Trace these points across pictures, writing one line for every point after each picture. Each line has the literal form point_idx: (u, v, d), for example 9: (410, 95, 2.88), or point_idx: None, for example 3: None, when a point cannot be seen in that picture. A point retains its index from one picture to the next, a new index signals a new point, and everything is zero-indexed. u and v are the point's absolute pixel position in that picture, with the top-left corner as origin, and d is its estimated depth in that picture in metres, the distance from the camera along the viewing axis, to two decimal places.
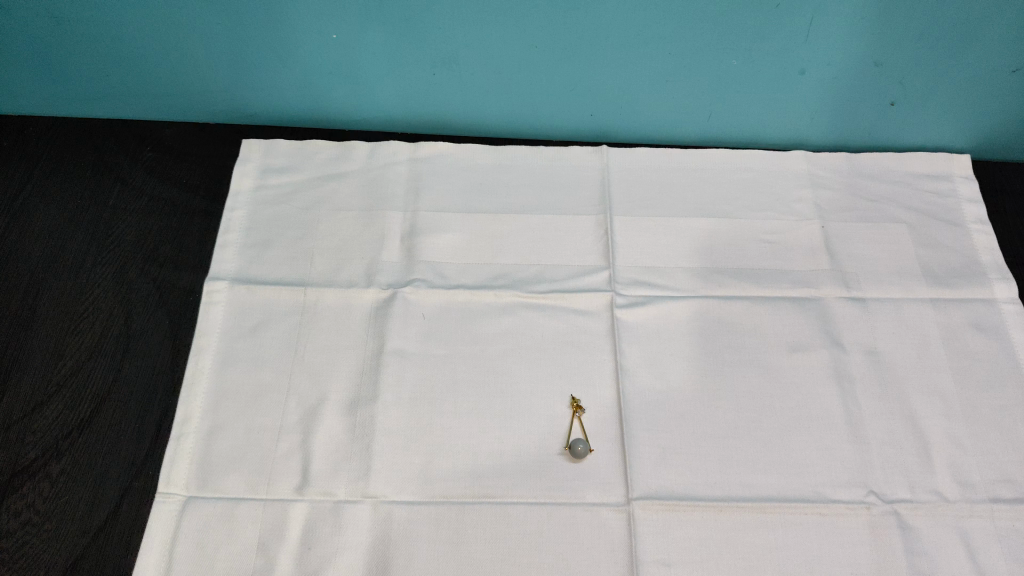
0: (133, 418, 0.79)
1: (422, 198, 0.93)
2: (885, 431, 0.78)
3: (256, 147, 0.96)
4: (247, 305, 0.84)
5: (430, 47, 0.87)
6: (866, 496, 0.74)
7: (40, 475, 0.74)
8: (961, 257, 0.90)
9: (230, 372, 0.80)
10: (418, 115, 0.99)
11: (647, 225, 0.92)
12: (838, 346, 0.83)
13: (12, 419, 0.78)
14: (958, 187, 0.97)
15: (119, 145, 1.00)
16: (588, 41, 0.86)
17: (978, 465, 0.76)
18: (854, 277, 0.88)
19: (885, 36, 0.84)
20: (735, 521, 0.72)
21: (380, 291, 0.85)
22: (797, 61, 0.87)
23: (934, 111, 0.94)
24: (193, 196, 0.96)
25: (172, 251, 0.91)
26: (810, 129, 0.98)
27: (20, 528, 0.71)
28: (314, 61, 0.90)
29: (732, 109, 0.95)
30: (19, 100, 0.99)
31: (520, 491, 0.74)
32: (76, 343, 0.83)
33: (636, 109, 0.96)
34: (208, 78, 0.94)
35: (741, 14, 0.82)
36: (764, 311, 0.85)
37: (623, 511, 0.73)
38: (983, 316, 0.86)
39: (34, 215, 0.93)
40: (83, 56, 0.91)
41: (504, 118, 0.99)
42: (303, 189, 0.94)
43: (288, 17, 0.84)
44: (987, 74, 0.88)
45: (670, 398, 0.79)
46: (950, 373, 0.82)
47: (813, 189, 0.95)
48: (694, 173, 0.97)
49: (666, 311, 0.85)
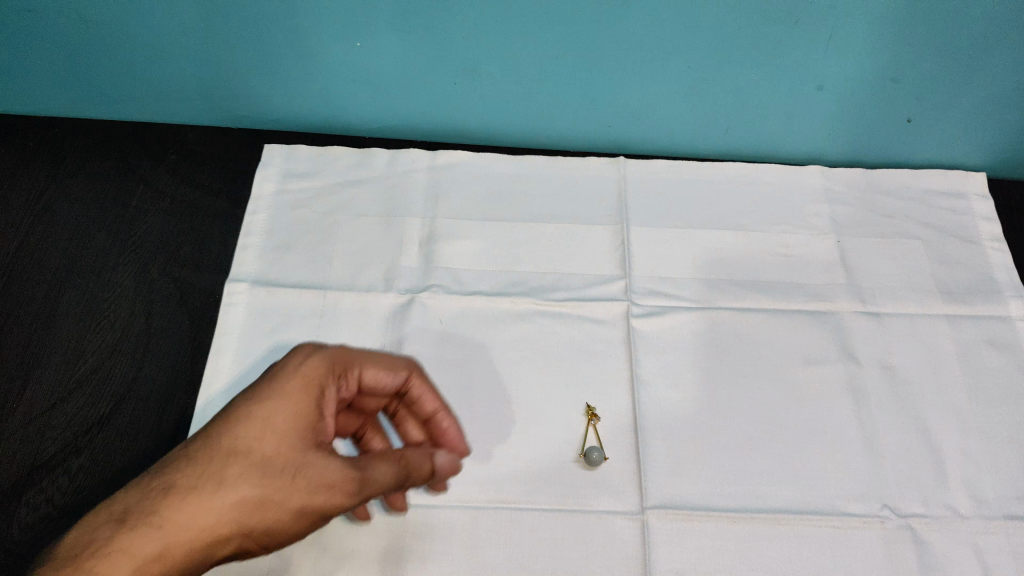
0: (152, 415, 0.79)
1: (441, 206, 0.94)
2: (899, 445, 0.78)
3: (278, 153, 0.97)
4: (267, 307, 0.85)
5: (452, 56, 0.88)
6: (880, 510, 0.74)
7: (59, 470, 0.75)
8: (977, 275, 0.91)
9: (248, 372, 0.81)
10: (439, 123, 1.00)
11: (664, 236, 0.93)
12: (853, 360, 0.83)
13: (33, 414, 0.79)
14: (974, 205, 0.97)
15: (143, 147, 1.01)
16: (608, 53, 0.87)
17: (993, 482, 0.76)
18: (870, 292, 0.88)
19: (902, 54, 0.84)
20: (749, 532, 0.72)
21: (398, 296, 0.86)
22: (815, 76, 0.88)
23: (951, 128, 0.94)
24: (215, 199, 0.97)
25: (193, 253, 0.92)
26: (827, 145, 0.99)
27: (38, 522, 0.72)
28: (338, 68, 0.91)
29: (748, 123, 0.96)
30: (46, 101, 1.00)
31: (535, 497, 0.74)
32: (97, 341, 0.84)
33: (655, 121, 0.97)
34: (232, 83, 0.96)
35: (761, 29, 0.83)
36: (780, 323, 0.86)
37: (637, 519, 0.73)
38: (999, 333, 0.86)
39: (59, 216, 0.95)
40: (109, 58, 0.93)
41: (524, 128, 1.00)
42: (323, 194, 0.95)
43: (313, 26, 0.86)
44: (1004, 93, 0.89)
45: (686, 408, 0.80)
46: (965, 389, 0.82)
47: (830, 204, 0.96)
48: (711, 186, 0.97)
49: (681, 322, 0.85)
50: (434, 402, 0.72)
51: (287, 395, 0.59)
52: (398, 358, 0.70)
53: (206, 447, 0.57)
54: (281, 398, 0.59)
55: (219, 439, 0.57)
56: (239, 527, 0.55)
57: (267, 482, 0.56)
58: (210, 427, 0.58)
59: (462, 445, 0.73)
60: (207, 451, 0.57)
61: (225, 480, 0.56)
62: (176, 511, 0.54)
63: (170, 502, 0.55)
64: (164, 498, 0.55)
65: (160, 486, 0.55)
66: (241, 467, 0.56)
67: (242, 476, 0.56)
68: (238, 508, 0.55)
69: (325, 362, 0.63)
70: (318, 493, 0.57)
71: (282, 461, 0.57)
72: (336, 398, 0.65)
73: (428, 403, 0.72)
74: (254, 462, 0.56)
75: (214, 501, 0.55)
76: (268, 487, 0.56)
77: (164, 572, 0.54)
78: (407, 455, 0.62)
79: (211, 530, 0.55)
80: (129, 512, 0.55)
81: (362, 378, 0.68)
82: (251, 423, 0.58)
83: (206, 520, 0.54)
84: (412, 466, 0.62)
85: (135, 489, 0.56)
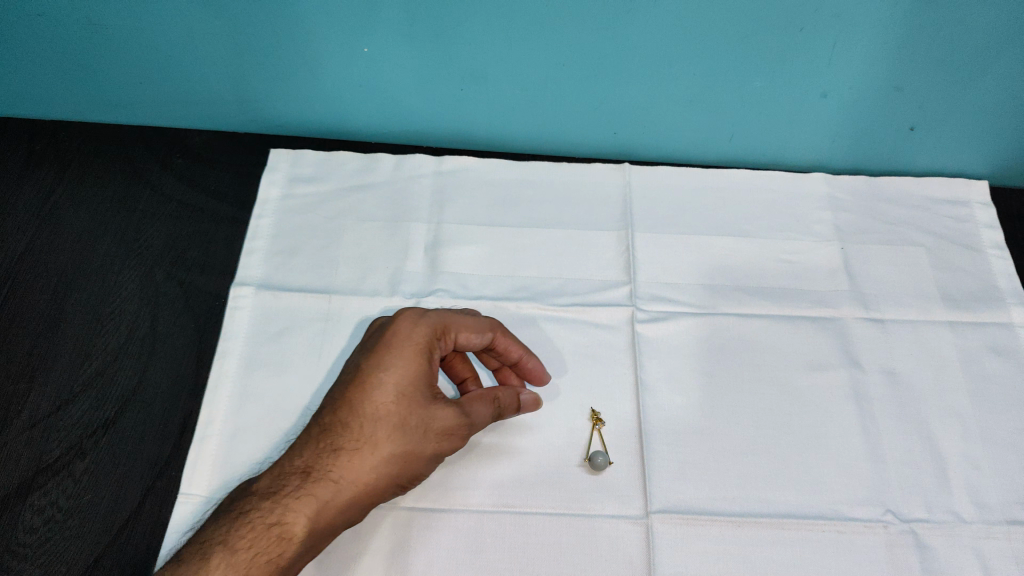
0: (157, 418, 0.80)
1: (446, 211, 0.94)
2: (902, 451, 0.78)
3: (285, 157, 0.97)
4: (272, 310, 0.86)
5: (458, 63, 0.89)
6: (883, 515, 0.74)
7: (64, 473, 0.76)
8: (979, 282, 0.91)
9: (254, 375, 0.81)
10: (445, 128, 1.01)
11: (668, 242, 0.93)
12: (856, 366, 0.84)
13: (39, 417, 0.79)
14: (976, 213, 0.97)
15: (149, 152, 1.02)
16: (613, 60, 0.87)
17: (995, 487, 0.76)
18: (873, 299, 0.89)
19: (905, 62, 0.85)
20: (753, 537, 0.73)
21: (403, 300, 0.87)
22: (819, 84, 0.89)
23: (954, 136, 0.95)
24: (220, 204, 0.97)
25: (199, 257, 0.93)
26: (830, 152, 0.99)
27: (43, 524, 0.72)
28: (345, 74, 0.92)
29: (753, 130, 0.97)
30: (53, 105, 1.01)
31: (540, 501, 0.74)
32: (103, 344, 0.85)
33: (659, 128, 0.98)
34: (239, 88, 0.96)
35: (766, 38, 0.83)
36: (784, 329, 0.86)
37: (641, 523, 0.73)
38: (1002, 340, 0.86)
39: (65, 220, 0.96)
40: (116, 63, 0.93)
41: (529, 133, 1.00)
42: (329, 199, 0.95)
43: (320, 32, 0.86)
44: (1006, 102, 0.90)
45: (690, 413, 0.80)
46: (967, 395, 0.82)
47: (833, 211, 0.96)
48: (715, 193, 0.98)
49: (685, 327, 0.86)
50: (518, 351, 0.78)
51: (410, 357, 0.71)
52: (478, 317, 0.75)
53: (357, 408, 0.69)
54: (406, 360, 0.71)
55: (363, 406, 0.69)
56: (390, 475, 0.69)
57: (409, 437, 0.69)
58: (355, 389, 0.70)
59: (543, 377, 0.79)
60: (356, 416, 0.69)
61: (377, 438, 0.68)
62: (344, 465, 0.68)
63: (339, 457, 0.68)
64: (334, 453, 0.68)
65: (326, 444, 0.69)
66: (388, 424, 0.69)
67: (391, 432, 0.69)
68: (389, 461, 0.68)
69: (430, 326, 0.73)
70: (447, 441, 0.71)
71: (414, 415, 0.69)
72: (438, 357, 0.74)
73: (512, 352, 0.77)
74: (396, 421, 0.69)
75: (371, 455, 0.68)
76: (412, 441, 0.69)
77: (335, 514, 0.67)
78: (500, 394, 0.74)
79: (370, 479, 0.68)
80: (307, 467, 0.68)
81: (461, 342, 0.75)
82: (390, 386, 0.70)
83: (366, 470, 0.68)
84: (503, 402, 0.73)
85: (307, 446, 0.69)
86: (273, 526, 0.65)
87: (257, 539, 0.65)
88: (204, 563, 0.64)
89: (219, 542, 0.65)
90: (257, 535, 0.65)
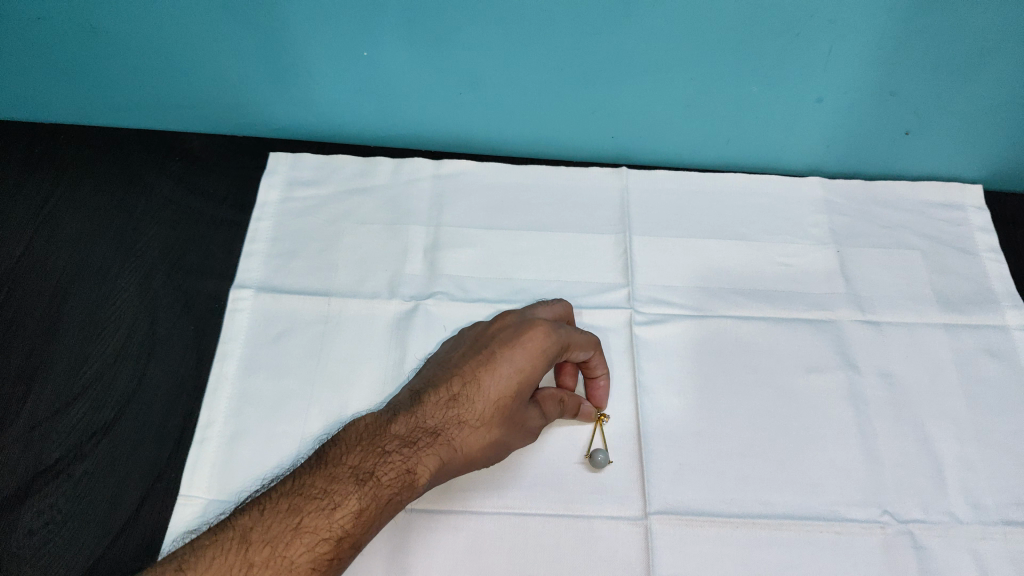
0: (157, 420, 0.80)
1: (445, 214, 0.95)
2: (898, 453, 0.79)
3: (284, 160, 0.98)
4: (272, 313, 0.86)
5: (457, 67, 0.89)
6: (880, 516, 0.75)
7: (63, 476, 0.76)
8: (974, 285, 0.92)
9: (254, 378, 0.81)
10: (444, 132, 1.01)
11: (665, 245, 0.94)
12: (853, 368, 0.84)
13: (37, 420, 0.79)
14: (970, 216, 0.98)
15: (147, 155, 1.02)
16: (612, 64, 0.88)
17: (991, 488, 0.77)
18: (869, 302, 0.90)
19: (900, 67, 0.86)
20: (750, 538, 0.73)
21: (402, 303, 0.87)
22: (815, 88, 0.89)
23: (948, 140, 0.96)
24: (219, 207, 0.98)
25: (198, 259, 0.93)
26: (826, 156, 1.00)
27: (42, 527, 0.72)
28: (344, 78, 0.92)
29: (750, 134, 0.97)
30: (51, 108, 1.01)
31: (538, 503, 0.74)
32: (103, 347, 0.85)
33: (657, 132, 0.98)
34: (239, 92, 0.96)
35: (763, 42, 0.84)
36: (781, 332, 0.87)
37: (640, 525, 0.74)
38: (996, 342, 0.87)
39: (63, 224, 0.96)
40: (115, 66, 0.93)
41: (528, 137, 1.01)
42: (328, 202, 0.95)
43: (319, 36, 0.86)
44: (999, 107, 0.90)
45: (687, 416, 0.80)
46: (962, 397, 0.83)
47: (828, 214, 0.97)
48: (711, 197, 0.98)
49: (682, 330, 0.86)
50: (601, 369, 0.80)
51: (543, 360, 0.73)
52: (586, 333, 0.77)
53: (489, 386, 0.71)
54: (540, 361, 0.73)
55: (491, 386, 0.71)
56: (483, 457, 0.72)
57: (513, 427, 0.72)
58: (490, 369, 0.72)
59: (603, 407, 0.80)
60: (484, 394, 0.71)
61: (496, 420, 0.71)
62: (465, 435, 0.70)
63: (464, 425, 0.70)
64: (459, 421, 0.70)
65: (455, 409, 0.71)
66: (508, 410, 0.72)
67: (507, 418, 0.72)
68: (489, 446, 0.71)
69: (560, 341, 0.74)
70: (527, 436, 0.75)
71: (521, 411, 0.73)
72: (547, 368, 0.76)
73: (597, 369, 0.79)
74: (514, 410, 0.72)
75: (484, 435, 0.71)
76: (515, 430, 0.73)
77: (435, 480, 0.70)
78: (566, 396, 0.76)
79: (477, 452, 0.71)
80: (437, 425, 0.70)
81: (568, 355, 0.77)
82: (521, 378, 0.72)
83: (479, 445, 0.71)
84: (569, 406, 0.77)
85: (437, 406, 0.71)
86: (407, 473, 0.67)
87: (394, 480, 0.66)
88: (352, 491, 0.64)
89: (363, 473, 0.65)
90: (393, 476, 0.66)
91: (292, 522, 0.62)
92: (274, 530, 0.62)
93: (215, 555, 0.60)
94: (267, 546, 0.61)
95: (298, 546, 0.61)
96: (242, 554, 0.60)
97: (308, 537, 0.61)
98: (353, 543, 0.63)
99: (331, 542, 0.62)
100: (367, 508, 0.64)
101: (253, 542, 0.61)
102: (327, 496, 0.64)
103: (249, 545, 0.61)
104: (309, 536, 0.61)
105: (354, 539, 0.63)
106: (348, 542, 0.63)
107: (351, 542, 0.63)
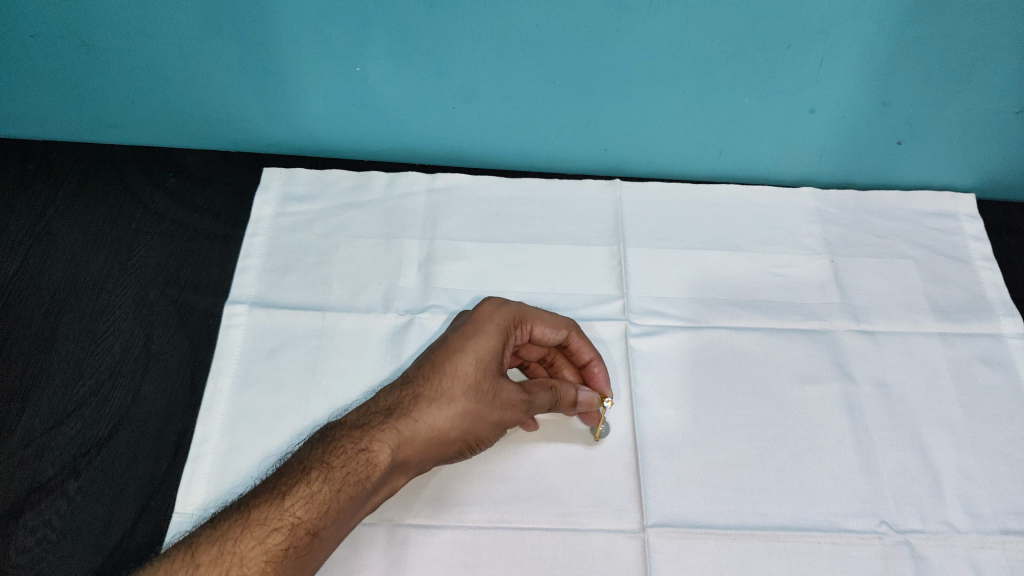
0: (151, 436, 0.79)
1: (439, 227, 0.95)
2: (896, 462, 0.79)
3: (278, 175, 0.98)
4: (269, 328, 0.86)
5: (450, 80, 0.90)
6: (878, 526, 0.75)
7: (57, 493, 0.75)
8: (969, 293, 0.92)
9: (247, 393, 0.81)
10: (438, 146, 1.01)
11: (659, 256, 0.94)
12: (849, 379, 0.84)
13: (31, 437, 0.79)
14: (964, 225, 0.98)
15: (142, 171, 1.02)
16: (605, 77, 0.88)
17: (989, 498, 0.77)
18: (864, 311, 0.90)
19: (891, 77, 0.86)
20: (747, 548, 0.73)
21: (397, 317, 0.87)
22: (807, 99, 0.90)
23: (940, 150, 0.96)
24: (214, 221, 0.98)
25: (193, 275, 0.93)
26: (820, 166, 1.00)
27: (35, 545, 0.72)
28: (338, 93, 0.93)
29: (743, 145, 0.98)
30: (46, 125, 1.01)
31: (534, 515, 0.74)
32: (97, 363, 0.85)
33: (651, 144, 0.99)
34: (233, 108, 0.97)
35: (755, 54, 0.84)
36: (777, 342, 0.87)
37: (637, 537, 0.73)
38: (992, 350, 0.87)
39: (57, 240, 0.96)
40: (109, 83, 0.93)
41: (522, 150, 1.01)
42: (322, 216, 0.95)
43: (313, 53, 0.87)
44: (990, 117, 0.91)
45: (683, 428, 0.80)
46: (959, 406, 0.83)
47: (822, 224, 0.97)
48: (705, 208, 0.98)
49: (678, 341, 0.86)
50: (589, 352, 0.81)
51: (497, 332, 0.73)
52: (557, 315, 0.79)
53: (443, 364, 0.71)
54: (494, 327, 0.74)
55: (442, 362, 0.72)
56: (461, 430, 0.70)
57: (484, 398, 0.70)
58: (442, 350, 0.73)
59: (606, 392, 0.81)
60: (435, 370, 0.71)
61: (456, 391, 0.70)
62: (425, 408, 0.69)
63: (421, 400, 0.70)
64: (415, 397, 0.70)
65: (410, 389, 0.71)
66: (469, 380, 0.71)
67: (470, 387, 0.70)
68: (460, 417, 0.69)
69: (512, 313, 0.76)
70: (513, 411, 0.72)
71: (488, 381, 0.71)
72: (512, 344, 0.76)
73: (584, 352, 0.81)
74: (477, 381, 0.71)
75: (444, 406, 0.69)
76: (487, 401, 0.71)
77: (410, 456, 0.68)
78: (557, 384, 0.76)
79: (447, 424, 0.69)
80: (391, 404, 0.70)
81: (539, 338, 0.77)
82: (472, 349, 0.72)
83: (444, 416, 0.69)
84: (561, 393, 0.75)
85: (393, 390, 0.71)
86: (361, 451, 0.66)
87: (347, 462, 0.66)
88: (301, 480, 0.65)
89: (312, 463, 0.66)
90: (345, 458, 0.66)
91: (240, 521, 0.63)
92: (223, 531, 0.63)
93: (164, 561, 0.61)
94: (216, 545, 0.62)
95: (249, 540, 0.62)
96: (190, 557, 0.61)
97: (258, 530, 0.62)
98: (310, 530, 0.63)
99: (284, 532, 0.62)
100: (319, 493, 0.64)
101: (203, 544, 0.62)
102: (276, 490, 0.65)
103: (198, 548, 0.62)
104: (260, 529, 0.62)
105: (311, 525, 0.63)
106: (303, 528, 0.63)
107: (307, 528, 0.63)
